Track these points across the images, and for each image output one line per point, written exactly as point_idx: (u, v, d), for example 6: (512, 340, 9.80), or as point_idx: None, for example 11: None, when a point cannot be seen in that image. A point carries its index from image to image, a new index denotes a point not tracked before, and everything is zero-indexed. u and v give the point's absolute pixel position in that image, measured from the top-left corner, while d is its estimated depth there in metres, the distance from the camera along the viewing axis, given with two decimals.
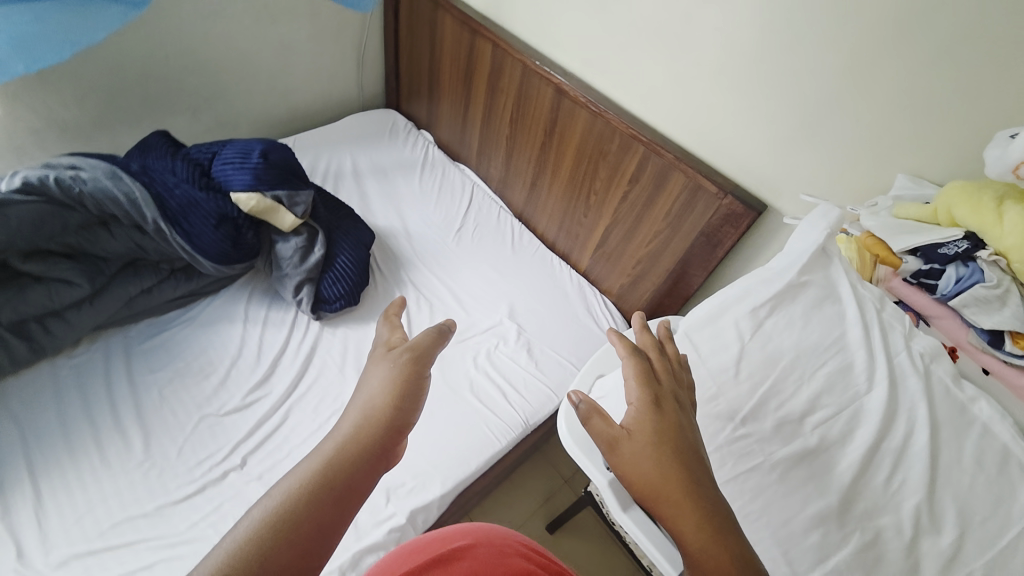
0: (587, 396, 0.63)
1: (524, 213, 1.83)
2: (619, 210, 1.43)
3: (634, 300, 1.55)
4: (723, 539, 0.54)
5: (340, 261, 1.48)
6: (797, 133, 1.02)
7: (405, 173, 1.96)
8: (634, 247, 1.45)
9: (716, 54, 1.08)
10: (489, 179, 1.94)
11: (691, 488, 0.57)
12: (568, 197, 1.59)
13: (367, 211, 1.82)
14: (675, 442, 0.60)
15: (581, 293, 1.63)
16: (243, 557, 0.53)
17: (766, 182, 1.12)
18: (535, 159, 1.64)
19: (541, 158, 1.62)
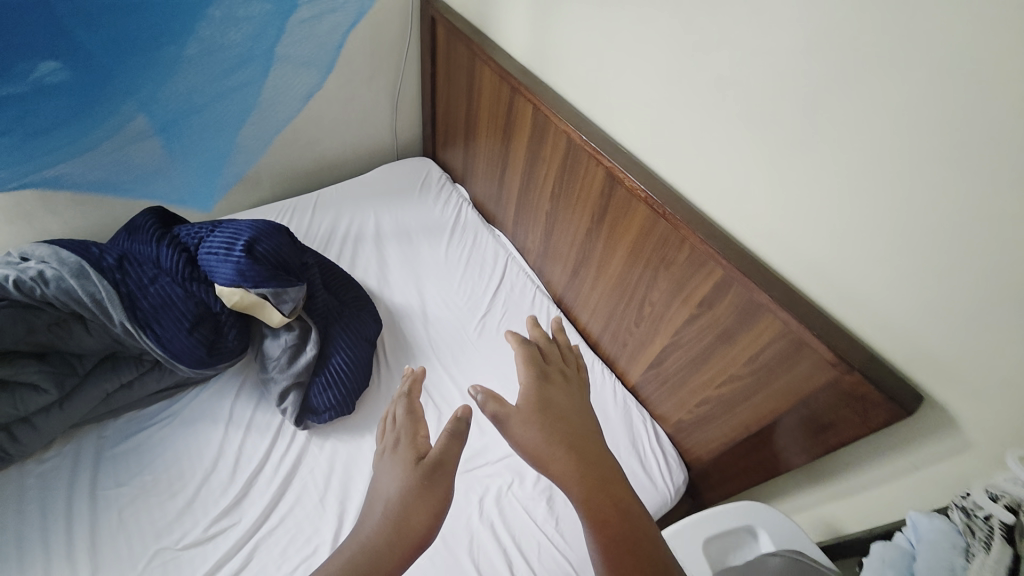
0: (481, 385, 0.77)
1: (562, 299, 1.52)
2: (681, 334, 1.07)
3: (697, 443, 1.17)
4: (608, 486, 0.67)
5: (335, 362, 1.25)
6: (1009, 295, 0.62)
7: (431, 238, 1.72)
8: (698, 382, 1.08)
9: (860, 154, 0.71)
10: (526, 250, 1.64)
11: (573, 447, 0.71)
12: (614, 298, 1.26)
13: (382, 285, 1.58)
14: (552, 409, 0.76)
15: (629, 419, 1.26)
16: None
17: (933, 351, 0.71)
18: (576, 244, 1.33)
19: (584, 245, 1.30)
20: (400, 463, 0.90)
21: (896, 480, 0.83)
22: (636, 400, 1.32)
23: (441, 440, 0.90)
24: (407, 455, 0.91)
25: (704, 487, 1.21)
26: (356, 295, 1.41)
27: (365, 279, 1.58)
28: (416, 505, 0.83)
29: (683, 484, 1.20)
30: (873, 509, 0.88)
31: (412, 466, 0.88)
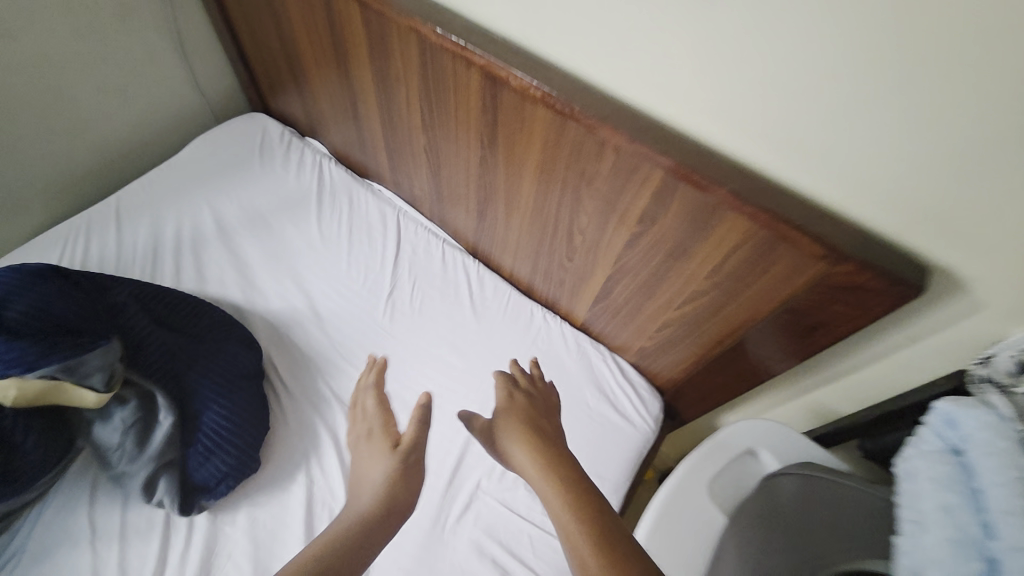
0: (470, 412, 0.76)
1: (478, 250, 1.25)
2: (623, 259, 0.88)
3: (666, 366, 1.04)
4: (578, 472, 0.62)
5: (209, 419, 0.96)
6: None
7: (292, 217, 1.33)
8: (656, 307, 0.92)
9: None
10: (416, 199, 1.31)
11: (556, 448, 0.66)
12: (537, 235, 1.02)
13: (249, 297, 1.21)
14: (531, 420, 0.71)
15: (586, 363, 1.12)
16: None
17: (942, 212, 0.56)
18: (473, 181, 1.05)
19: (483, 180, 1.02)
20: (374, 456, 0.69)
21: (894, 358, 0.73)
22: (590, 340, 1.15)
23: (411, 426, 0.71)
24: (381, 443, 0.70)
25: (681, 407, 1.11)
26: (203, 320, 1.05)
27: (224, 296, 1.21)
28: (398, 497, 0.62)
29: (659, 412, 1.09)
30: (869, 389, 0.80)
31: (388, 454, 0.68)
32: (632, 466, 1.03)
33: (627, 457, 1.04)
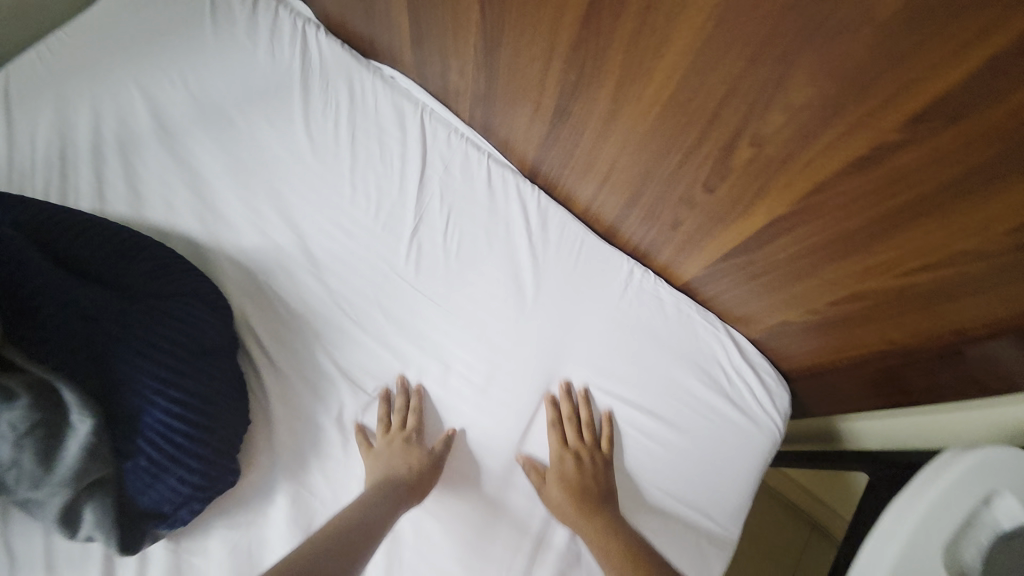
0: (529, 461, 0.74)
1: (540, 170, 0.86)
2: (831, 193, 0.53)
3: (813, 351, 0.74)
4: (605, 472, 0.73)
5: (152, 417, 0.62)
6: None
7: (266, 113, 0.91)
8: (853, 270, 0.58)
9: None
10: (449, 94, 0.89)
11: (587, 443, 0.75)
12: (660, 148, 0.64)
13: (210, 229, 0.84)
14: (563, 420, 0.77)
15: (692, 330, 0.81)
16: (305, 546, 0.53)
17: None
18: (563, 47, 0.63)
19: (584, 45, 0.61)
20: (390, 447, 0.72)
21: None
22: (701, 308, 0.81)
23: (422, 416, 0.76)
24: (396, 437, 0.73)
25: (815, 401, 0.82)
26: (132, 262, 0.70)
27: (175, 224, 0.83)
28: (426, 478, 0.71)
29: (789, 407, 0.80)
30: None
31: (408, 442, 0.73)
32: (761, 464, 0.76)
33: (750, 469, 0.76)
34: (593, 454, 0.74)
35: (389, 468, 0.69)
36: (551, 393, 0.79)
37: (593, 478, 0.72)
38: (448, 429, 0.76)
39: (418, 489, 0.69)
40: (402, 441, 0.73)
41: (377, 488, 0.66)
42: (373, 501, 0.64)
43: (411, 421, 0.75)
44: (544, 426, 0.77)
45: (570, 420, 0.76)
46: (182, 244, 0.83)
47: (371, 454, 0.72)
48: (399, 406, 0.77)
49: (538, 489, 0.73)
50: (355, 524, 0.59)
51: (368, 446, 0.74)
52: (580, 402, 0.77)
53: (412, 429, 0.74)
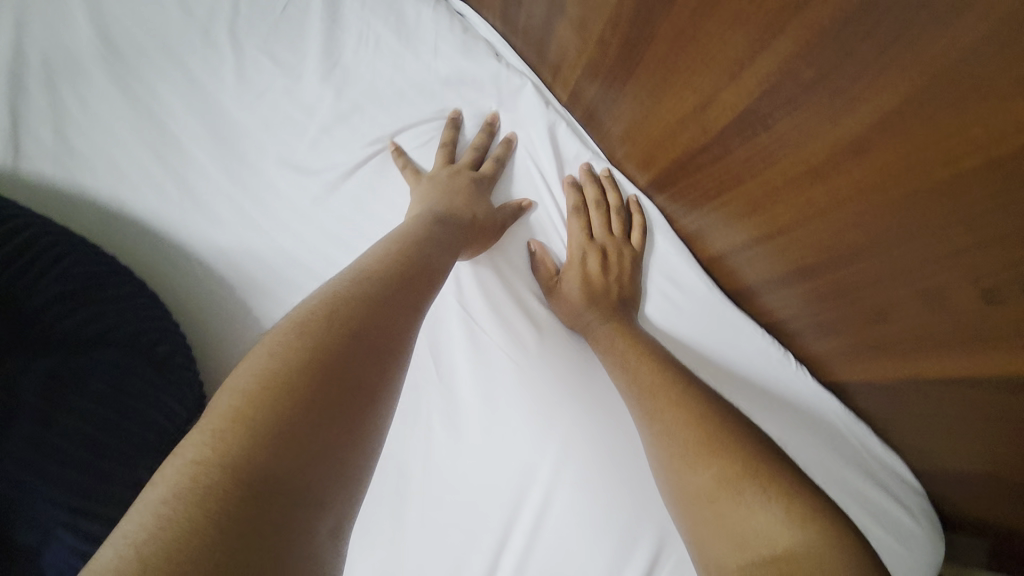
0: (540, 245, 0.64)
1: (664, 191, 0.59)
2: None
3: (1009, 520, 0.52)
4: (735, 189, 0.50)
5: (55, 556, 0.41)
6: None
7: (264, 45, 0.59)
8: None
9: None
10: (544, 59, 0.58)
11: (689, 174, 0.53)
12: (933, 226, 0.38)
13: (172, 222, 0.57)
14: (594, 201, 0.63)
15: (788, 403, 0.61)
16: (316, 317, 0.34)
17: None
18: (829, 26, 0.34)
19: (884, 28, 0.32)
20: (440, 178, 0.58)
21: None
22: (847, 413, 0.60)
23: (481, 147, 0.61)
24: (444, 168, 0.59)
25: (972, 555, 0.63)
26: (34, 284, 0.45)
27: (126, 203, 0.57)
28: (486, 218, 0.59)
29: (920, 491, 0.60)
30: None
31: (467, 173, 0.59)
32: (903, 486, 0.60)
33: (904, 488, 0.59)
34: (622, 251, 0.63)
35: (450, 197, 0.56)
36: (572, 176, 0.64)
37: (609, 278, 0.63)
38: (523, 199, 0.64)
39: (481, 229, 0.57)
40: (468, 182, 0.58)
41: (427, 218, 0.52)
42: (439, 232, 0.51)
43: (485, 166, 0.61)
44: (565, 214, 0.64)
45: (597, 208, 0.62)
46: (134, 238, 0.57)
47: (425, 182, 0.58)
48: (466, 143, 0.62)
49: (551, 291, 0.63)
50: (416, 262, 0.45)
51: (416, 174, 0.59)
52: (608, 185, 0.63)
53: (484, 176, 0.60)
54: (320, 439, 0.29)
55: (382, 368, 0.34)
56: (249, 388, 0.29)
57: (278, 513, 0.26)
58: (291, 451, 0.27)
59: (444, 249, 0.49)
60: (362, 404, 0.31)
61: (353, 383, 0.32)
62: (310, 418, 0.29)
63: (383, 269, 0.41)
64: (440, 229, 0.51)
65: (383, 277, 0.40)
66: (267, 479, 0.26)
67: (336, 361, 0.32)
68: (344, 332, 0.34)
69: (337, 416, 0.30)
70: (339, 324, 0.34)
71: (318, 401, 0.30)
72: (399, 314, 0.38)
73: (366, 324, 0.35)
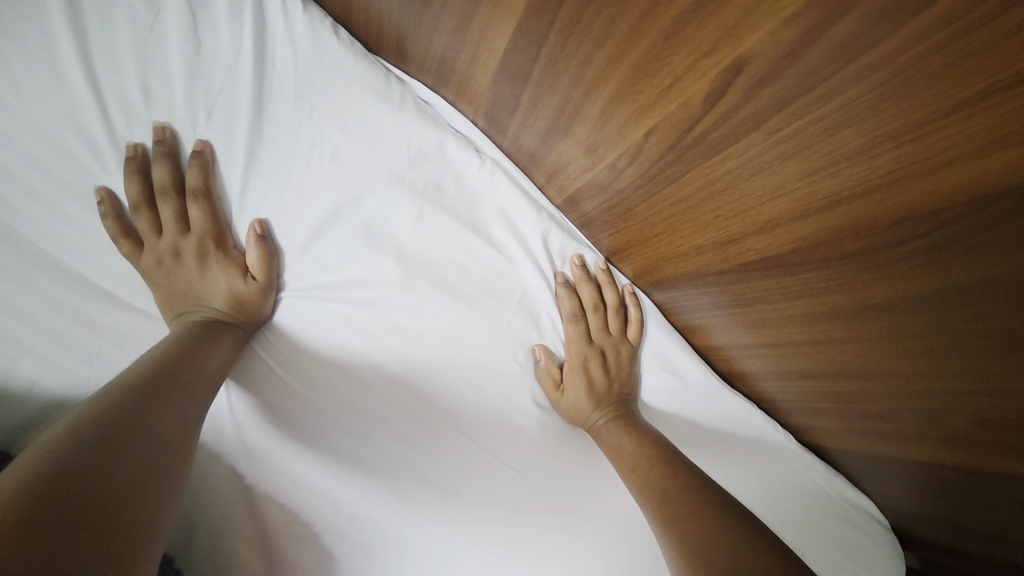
0: (544, 350, 0.55)
1: (663, 289, 0.58)
2: (895, 403, 0.47)
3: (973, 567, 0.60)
4: (744, 303, 0.50)
5: None
6: None
7: (182, 171, 0.48)
8: (856, 432, 0.56)
9: None
10: (537, 163, 0.53)
11: (690, 279, 0.52)
12: (947, 371, 0.40)
13: (90, 379, 0.47)
14: (592, 299, 0.56)
15: (775, 459, 0.61)
16: (119, 398, 0.40)
17: None
18: (886, 220, 0.32)
19: (938, 236, 0.31)
20: (158, 258, 0.48)
21: None
22: (838, 479, 0.62)
23: (185, 203, 0.48)
24: (150, 233, 0.48)
25: None
26: None
27: (37, 384, 0.47)
28: (242, 289, 0.49)
29: (894, 544, 0.61)
30: None
31: (165, 244, 0.48)
32: (879, 533, 0.61)
33: (879, 539, 0.61)
34: (620, 350, 0.57)
35: (195, 291, 0.49)
36: (565, 274, 0.56)
37: (611, 381, 0.57)
38: (349, 246, 0.51)
39: (487, 328, 0.54)
40: (196, 259, 0.48)
41: (184, 325, 0.48)
42: (189, 340, 0.47)
43: (195, 213, 0.48)
44: (558, 320, 0.57)
45: (596, 310, 0.56)
46: (41, 416, 0.46)
47: (199, 264, 0.49)
48: (456, 203, 0.53)
49: (554, 403, 0.57)
50: (182, 354, 0.45)
51: (137, 251, 0.47)
52: (604, 280, 0.56)
53: (469, 251, 0.53)
54: (136, 440, 0.38)
55: (160, 418, 0.40)
56: (51, 440, 0.35)
57: (90, 500, 0.32)
58: (96, 468, 0.34)
59: (197, 350, 0.46)
60: (159, 432, 0.40)
61: (150, 417, 0.40)
62: (122, 436, 0.37)
63: (136, 370, 0.43)
64: (199, 330, 0.47)
65: (140, 371, 0.43)
66: (87, 467, 0.34)
67: (98, 430, 0.37)
68: (127, 397, 0.40)
69: (123, 445, 0.37)
70: (119, 391, 0.41)
71: (121, 431, 0.37)
72: (181, 379, 0.44)
73: (156, 377, 0.43)
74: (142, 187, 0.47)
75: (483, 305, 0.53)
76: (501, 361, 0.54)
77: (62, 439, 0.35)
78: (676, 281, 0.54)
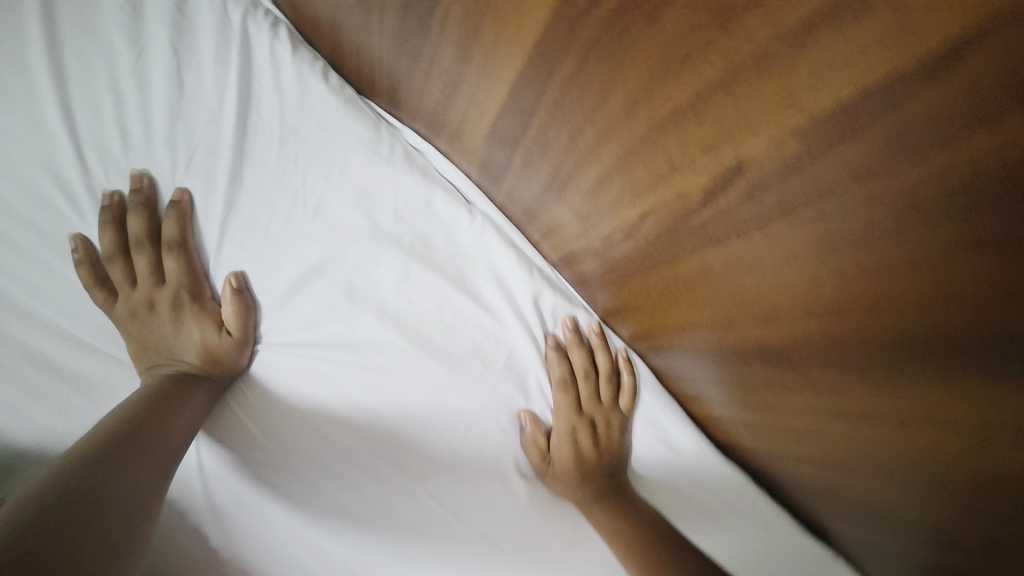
0: (530, 417, 0.52)
1: (660, 355, 0.53)
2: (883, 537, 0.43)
3: None
4: (741, 387, 0.46)
5: None
6: None
7: (158, 222, 0.46)
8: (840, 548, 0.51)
9: None
10: (531, 221, 0.51)
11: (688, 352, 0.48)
12: (944, 534, 0.35)
13: (56, 433, 0.45)
14: (582, 365, 0.53)
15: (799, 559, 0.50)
16: (86, 463, 0.36)
17: None
18: (902, 349, 0.29)
19: (957, 382, 0.27)
20: (130, 310, 0.46)
21: None
22: None
23: (161, 254, 0.46)
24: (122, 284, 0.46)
25: None
26: None
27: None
28: (215, 343, 0.47)
29: None
30: None
31: (138, 295, 0.46)
32: None
33: None
34: (612, 420, 0.54)
35: (168, 344, 0.47)
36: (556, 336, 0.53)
37: (602, 451, 0.53)
38: (329, 303, 0.48)
39: (471, 392, 0.51)
40: (171, 311, 0.47)
41: (149, 383, 0.44)
42: (155, 397, 0.43)
43: (170, 264, 0.46)
44: (547, 385, 0.53)
45: (587, 377, 0.53)
46: (7, 470, 0.44)
47: (174, 316, 0.47)
48: (445, 262, 0.50)
49: (541, 474, 0.53)
50: (153, 411, 0.42)
51: (110, 299, 0.46)
52: (596, 344, 0.53)
53: (456, 311, 0.50)
54: (103, 514, 0.34)
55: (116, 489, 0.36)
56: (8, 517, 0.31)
57: None
58: (58, 551, 0.31)
59: (162, 411, 0.42)
60: (130, 499, 0.36)
61: (120, 483, 0.37)
62: (89, 508, 0.34)
63: (93, 435, 0.39)
64: (166, 387, 0.44)
65: (97, 438, 0.39)
66: (48, 551, 0.30)
67: (61, 502, 0.33)
68: (95, 461, 0.37)
69: (90, 518, 0.33)
70: (85, 454, 0.37)
71: (87, 503, 0.34)
72: (153, 438, 0.41)
73: (127, 437, 0.39)
74: (116, 237, 0.45)
75: (468, 367, 0.51)
76: (484, 427, 0.51)
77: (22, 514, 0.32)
78: (674, 351, 0.50)
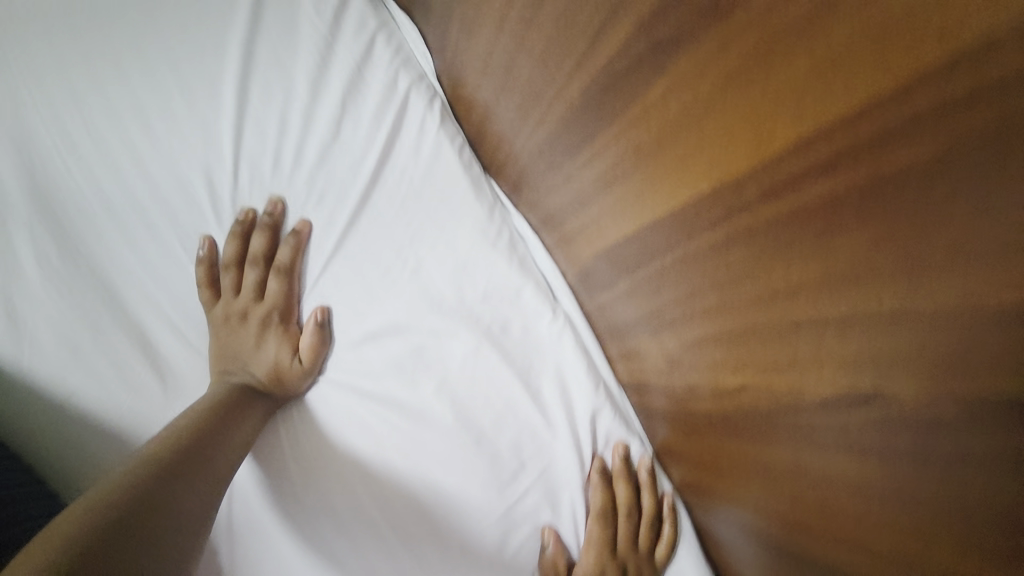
0: (554, 536, 0.49)
1: (705, 516, 0.48)
2: None
3: None
4: None
5: None
6: None
7: (275, 243, 0.50)
8: None
9: None
10: (613, 339, 0.50)
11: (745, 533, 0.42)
12: None
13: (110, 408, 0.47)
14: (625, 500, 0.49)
15: None
16: (158, 465, 0.37)
17: None
18: None
19: None
20: (225, 315, 0.49)
21: None
22: None
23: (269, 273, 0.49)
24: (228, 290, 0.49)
25: None
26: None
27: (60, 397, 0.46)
28: (286, 367, 0.48)
29: None
30: None
31: (236, 303, 0.49)
32: None
33: None
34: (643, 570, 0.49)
35: (246, 356, 0.49)
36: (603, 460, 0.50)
37: None
38: (398, 363, 0.49)
39: (505, 493, 0.48)
40: (258, 326, 0.49)
41: (218, 392, 0.46)
42: (222, 408, 0.44)
43: (273, 284, 0.49)
44: (582, 512, 0.50)
45: (629, 516, 0.49)
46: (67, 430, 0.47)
47: (259, 332, 0.49)
48: (518, 354, 0.50)
49: None
50: (219, 423, 0.43)
51: (212, 300, 0.49)
52: (644, 482, 0.50)
53: (513, 406, 0.49)
54: (167, 519, 0.35)
55: (178, 503, 0.36)
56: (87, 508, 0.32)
57: None
58: (126, 549, 0.31)
59: (228, 427, 0.44)
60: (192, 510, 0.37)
61: (184, 492, 0.37)
62: (156, 510, 0.34)
63: (162, 443, 0.40)
64: (234, 400, 0.45)
65: (166, 445, 0.39)
66: (117, 547, 0.30)
67: (134, 500, 0.34)
68: (165, 465, 0.38)
69: (156, 521, 0.34)
70: (159, 455, 0.38)
71: (156, 504, 0.35)
72: (218, 451, 0.41)
73: (197, 445, 0.40)
74: (238, 249, 0.49)
75: (511, 466, 0.49)
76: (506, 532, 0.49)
77: (99, 507, 0.32)
78: (726, 522, 0.45)
